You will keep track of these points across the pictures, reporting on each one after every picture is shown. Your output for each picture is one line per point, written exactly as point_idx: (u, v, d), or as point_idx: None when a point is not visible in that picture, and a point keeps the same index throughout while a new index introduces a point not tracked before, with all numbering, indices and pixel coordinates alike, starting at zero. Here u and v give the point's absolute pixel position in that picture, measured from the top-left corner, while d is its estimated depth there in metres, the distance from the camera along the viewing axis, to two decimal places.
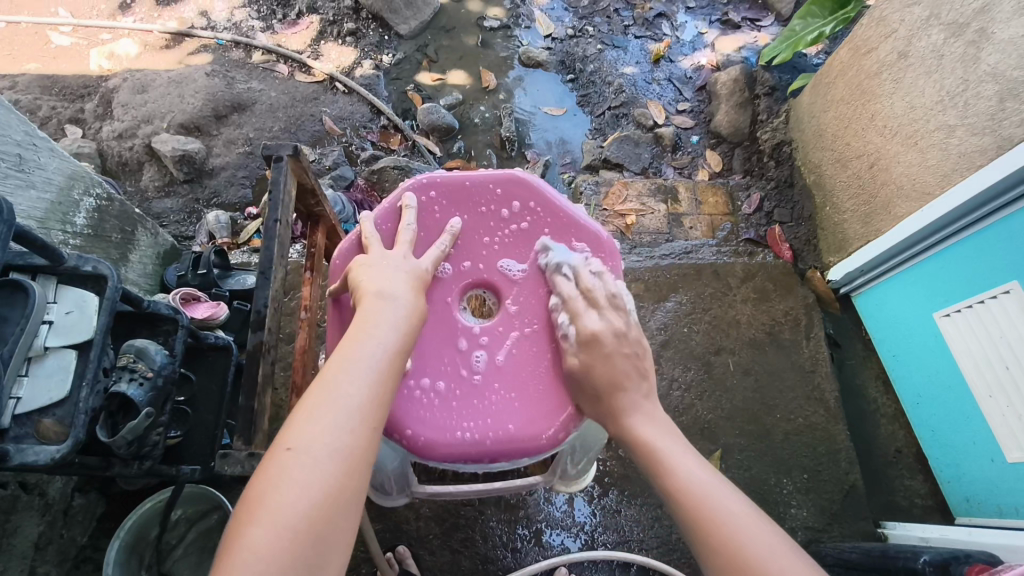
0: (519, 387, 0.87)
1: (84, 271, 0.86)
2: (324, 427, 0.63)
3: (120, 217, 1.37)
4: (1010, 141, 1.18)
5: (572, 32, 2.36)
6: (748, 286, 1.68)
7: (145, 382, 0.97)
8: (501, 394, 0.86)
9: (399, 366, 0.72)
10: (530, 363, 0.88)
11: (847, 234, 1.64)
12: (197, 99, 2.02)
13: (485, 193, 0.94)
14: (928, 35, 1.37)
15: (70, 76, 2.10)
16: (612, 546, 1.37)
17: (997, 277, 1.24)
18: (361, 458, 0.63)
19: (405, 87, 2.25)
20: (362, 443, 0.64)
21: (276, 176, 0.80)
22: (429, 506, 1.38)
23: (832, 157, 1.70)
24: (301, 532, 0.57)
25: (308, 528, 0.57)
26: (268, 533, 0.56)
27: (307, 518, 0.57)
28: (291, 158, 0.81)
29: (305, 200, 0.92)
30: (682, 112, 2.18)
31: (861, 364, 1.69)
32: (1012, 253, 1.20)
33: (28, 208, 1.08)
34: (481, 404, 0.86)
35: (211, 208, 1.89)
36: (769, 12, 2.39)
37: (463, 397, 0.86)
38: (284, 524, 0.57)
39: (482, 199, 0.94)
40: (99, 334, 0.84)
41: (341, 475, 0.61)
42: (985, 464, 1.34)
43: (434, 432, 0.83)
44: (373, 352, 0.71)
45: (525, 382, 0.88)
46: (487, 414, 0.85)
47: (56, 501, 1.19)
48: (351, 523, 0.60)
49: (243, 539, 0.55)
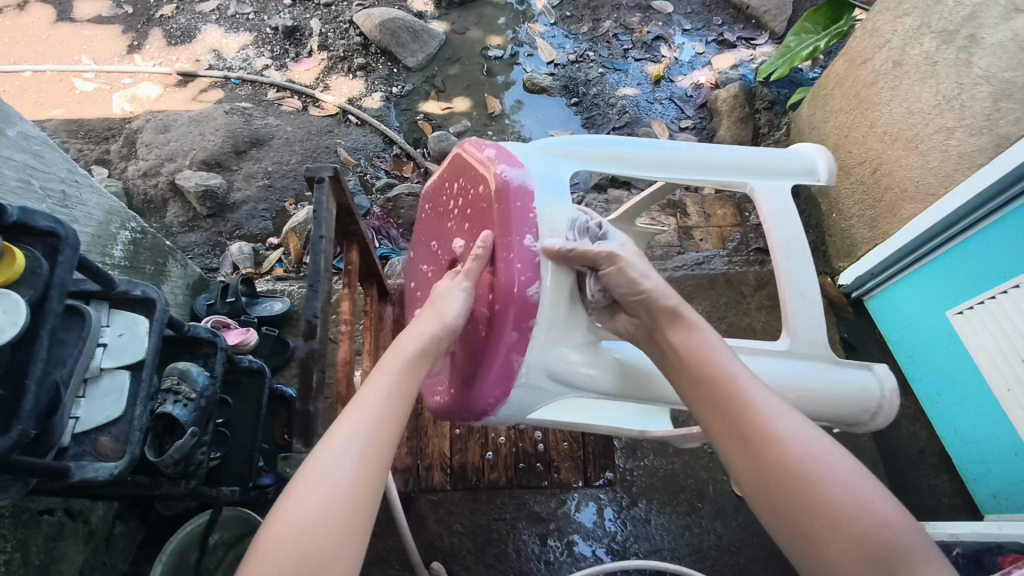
0: (469, 347, 0.93)
1: (135, 296, 0.90)
2: (352, 422, 0.70)
3: (153, 249, 1.42)
4: (1007, 139, 1.23)
5: (573, 57, 2.44)
6: (762, 294, 1.72)
7: (189, 403, 1.01)
8: (464, 356, 0.94)
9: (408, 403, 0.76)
10: (473, 322, 0.93)
11: (855, 238, 1.68)
12: (217, 136, 2.10)
13: (448, 184, 1.06)
14: (921, 43, 1.42)
15: (94, 119, 2.18)
16: (644, 555, 1.38)
17: (1011, 271, 1.26)
18: (362, 492, 0.66)
19: (415, 116, 2.32)
20: (379, 450, 0.70)
21: (320, 196, 0.85)
22: (462, 522, 1.40)
23: (835, 165, 1.75)
24: (318, 533, 0.62)
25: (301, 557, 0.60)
26: (264, 561, 0.59)
27: (337, 507, 0.64)
28: (331, 178, 0.86)
29: (342, 221, 0.96)
30: (686, 129, 2.24)
31: (877, 367, 1.71)
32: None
33: None
34: (455, 369, 0.96)
35: (234, 239, 1.95)
36: (762, 31, 2.46)
37: (449, 364, 0.98)
38: (281, 551, 0.60)
39: (448, 189, 1.06)
40: (150, 354, 0.88)
41: (365, 467, 0.67)
42: (1009, 458, 1.36)
43: (434, 399, 1.00)
44: (385, 384, 0.76)
45: (471, 341, 0.92)
46: (454, 377, 0.95)
47: (98, 528, 1.22)
48: (349, 555, 0.62)
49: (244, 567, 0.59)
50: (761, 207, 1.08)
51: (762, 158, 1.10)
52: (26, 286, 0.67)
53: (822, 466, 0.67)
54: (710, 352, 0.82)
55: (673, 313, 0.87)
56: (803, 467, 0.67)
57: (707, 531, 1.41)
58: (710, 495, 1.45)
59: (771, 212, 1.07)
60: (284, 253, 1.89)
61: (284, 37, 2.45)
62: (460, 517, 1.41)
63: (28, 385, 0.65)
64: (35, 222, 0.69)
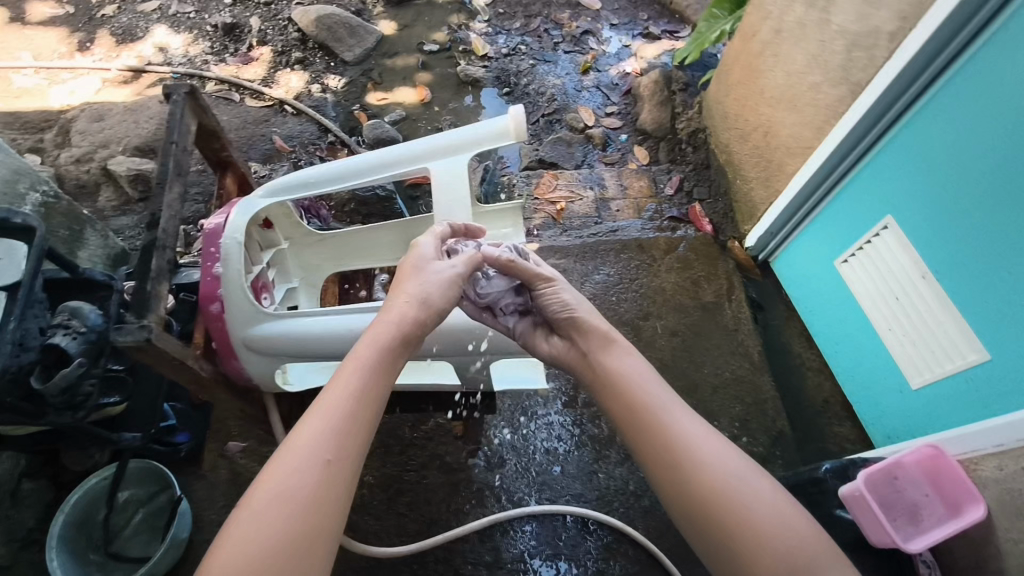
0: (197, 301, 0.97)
1: (14, 223, 0.94)
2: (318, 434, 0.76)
3: (68, 215, 1.46)
4: (860, 87, 1.31)
5: (506, 51, 2.53)
6: (671, 258, 1.79)
7: (78, 335, 1.05)
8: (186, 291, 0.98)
9: (377, 398, 0.83)
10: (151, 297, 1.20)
11: (754, 201, 1.76)
12: (152, 124, 2.15)
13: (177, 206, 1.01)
14: (792, 10, 1.49)
15: (31, 112, 2.20)
16: (549, 500, 1.46)
17: (887, 208, 1.34)
18: (336, 463, 0.76)
19: (351, 107, 2.39)
20: (356, 418, 0.80)
21: (174, 109, 1.04)
22: (374, 475, 1.48)
23: (737, 135, 1.82)
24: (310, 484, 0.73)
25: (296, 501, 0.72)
26: (250, 524, 0.70)
27: (306, 498, 0.72)
28: (187, 95, 1.05)
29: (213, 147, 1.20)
30: (611, 115, 2.33)
31: (785, 324, 1.78)
32: (896, 178, 1.30)
33: None
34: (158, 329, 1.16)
35: (165, 221, 2.00)
36: (686, 24, 2.57)
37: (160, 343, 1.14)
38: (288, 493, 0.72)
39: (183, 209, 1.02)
40: (27, 275, 0.92)
41: (342, 430, 0.78)
42: (908, 387, 1.41)
43: None
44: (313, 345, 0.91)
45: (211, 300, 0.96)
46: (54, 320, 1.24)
47: (3, 481, 1.28)
48: (337, 505, 0.74)
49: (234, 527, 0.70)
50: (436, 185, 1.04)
51: (444, 141, 1.04)
52: None
53: (755, 508, 0.76)
54: (645, 380, 0.90)
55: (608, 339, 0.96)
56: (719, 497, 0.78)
57: (613, 477, 1.49)
58: (617, 442, 1.54)
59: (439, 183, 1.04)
60: None
61: (224, 34, 2.50)
62: (372, 469, 1.48)
63: None
64: None
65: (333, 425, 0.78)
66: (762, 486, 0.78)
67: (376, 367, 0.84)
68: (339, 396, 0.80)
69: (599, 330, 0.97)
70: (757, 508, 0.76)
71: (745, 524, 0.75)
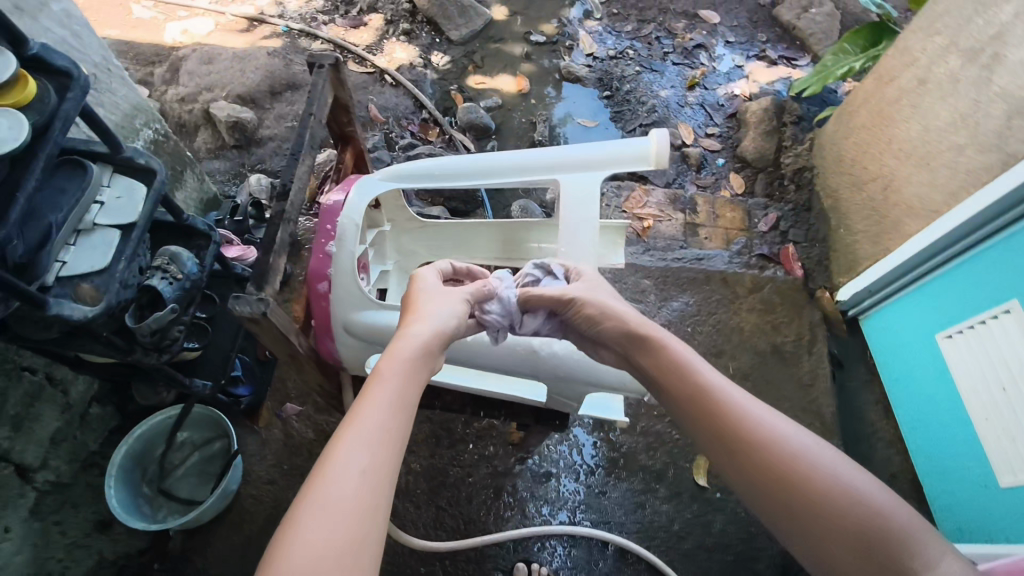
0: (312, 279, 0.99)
1: (137, 163, 0.95)
2: (354, 444, 0.71)
3: (173, 155, 1.48)
4: (1013, 157, 1.22)
5: (612, 53, 2.47)
6: (756, 297, 1.71)
7: (175, 282, 1.06)
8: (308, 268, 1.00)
9: (408, 412, 0.78)
10: None
11: (857, 254, 1.67)
12: (257, 75, 2.18)
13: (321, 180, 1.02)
14: (946, 62, 1.39)
15: (146, 44, 2.26)
16: (592, 524, 1.40)
17: (1011, 290, 1.22)
18: (378, 474, 0.70)
19: (449, 87, 2.37)
20: (393, 428, 0.74)
21: (319, 80, 1.03)
22: (421, 462, 1.44)
23: (849, 181, 1.73)
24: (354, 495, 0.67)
25: (341, 511, 0.65)
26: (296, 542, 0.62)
27: (349, 510, 0.66)
28: (331, 67, 1.05)
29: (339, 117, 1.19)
30: (711, 136, 2.25)
31: (863, 388, 1.68)
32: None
33: (104, 111, 1.23)
34: None
35: (254, 172, 2.02)
36: (805, 53, 2.45)
37: None
38: (330, 504, 0.65)
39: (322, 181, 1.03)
40: (143, 219, 0.93)
41: (381, 438, 0.72)
42: (996, 485, 1.29)
43: None
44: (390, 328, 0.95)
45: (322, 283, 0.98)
46: None
47: (76, 404, 1.31)
48: (380, 521, 0.67)
49: (280, 546, 0.62)
50: (564, 202, 1.05)
51: (578, 155, 1.04)
52: (34, 112, 0.72)
53: (819, 476, 0.72)
54: (699, 366, 0.87)
55: (641, 334, 0.92)
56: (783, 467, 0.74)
57: (660, 513, 1.43)
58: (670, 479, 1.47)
59: (568, 203, 1.05)
60: None
61: None
62: (419, 457, 1.44)
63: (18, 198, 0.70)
64: (51, 60, 0.75)
65: (371, 435, 0.72)
66: (827, 456, 0.74)
67: (405, 377, 0.80)
68: (374, 406, 0.75)
69: (633, 317, 0.94)
70: (822, 476, 0.72)
71: (811, 483, 0.72)
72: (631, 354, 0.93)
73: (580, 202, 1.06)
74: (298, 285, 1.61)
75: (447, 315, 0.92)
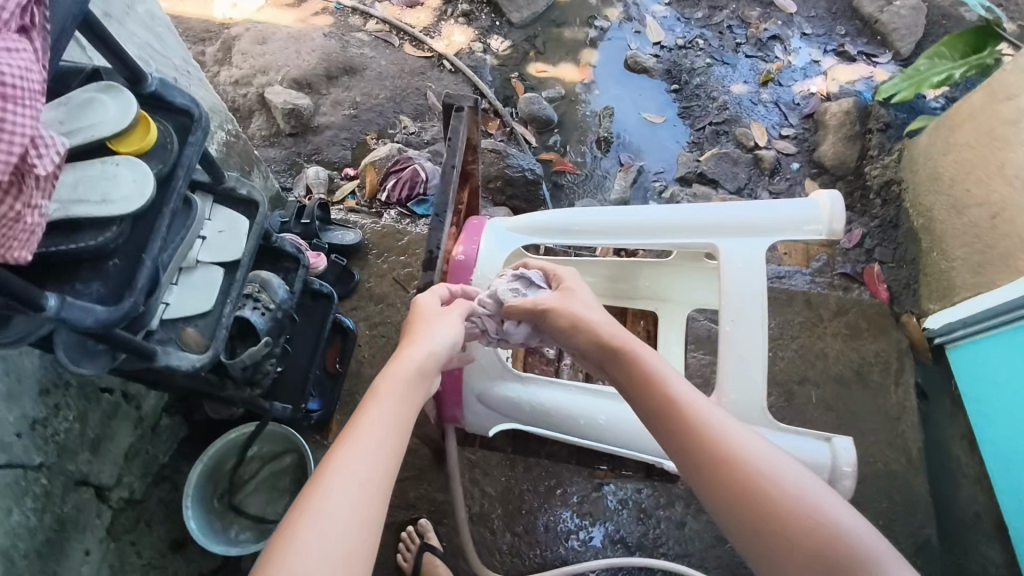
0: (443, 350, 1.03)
1: (240, 194, 0.88)
2: (328, 491, 0.62)
3: (243, 155, 1.39)
4: None
5: (681, 42, 2.34)
6: (840, 321, 1.64)
7: (267, 312, 1.00)
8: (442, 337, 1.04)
9: (389, 444, 0.69)
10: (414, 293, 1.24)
11: (954, 281, 1.57)
12: (312, 58, 2.08)
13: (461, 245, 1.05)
14: None
15: (195, 19, 2.15)
16: (673, 558, 1.34)
17: None
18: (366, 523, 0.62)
19: (509, 74, 2.26)
20: (380, 467, 0.66)
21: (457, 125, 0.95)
22: (495, 486, 1.39)
23: (947, 202, 1.62)
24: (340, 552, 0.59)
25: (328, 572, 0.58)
26: None
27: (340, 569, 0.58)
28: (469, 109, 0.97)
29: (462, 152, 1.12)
30: (786, 138, 2.14)
31: (947, 420, 1.61)
32: None
33: None
34: None
35: (311, 162, 1.94)
36: (887, 49, 2.30)
37: None
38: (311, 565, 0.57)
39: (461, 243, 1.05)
40: (246, 256, 0.86)
41: (363, 484, 0.64)
42: None
43: None
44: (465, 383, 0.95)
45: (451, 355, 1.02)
46: None
47: (148, 416, 1.23)
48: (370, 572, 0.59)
49: None
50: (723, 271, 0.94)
51: (743, 217, 0.94)
52: (155, 160, 0.65)
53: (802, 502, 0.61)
54: (676, 378, 0.75)
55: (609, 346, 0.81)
56: (760, 492, 0.62)
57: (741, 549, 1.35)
58: None
59: (727, 273, 0.94)
60: (359, 186, 1.87)
61: None
62: (493, 481, 1.39)
63: (145, 260, 0.64)
64: (172, 97, 0.68)
65: (353, 481, 0.64)
66: (803, 478, 0.63)
67: (388, 413, 0.72)
68: (359, 444, 0.67)
69: (602, 324, 0.83)
70: (806, 502, 0.61)
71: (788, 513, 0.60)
72: (605, 364, 0.82)
73: (743, 272, 0.94)
74: (366, 293, 1.55)
75: (448, 340, 0.84)
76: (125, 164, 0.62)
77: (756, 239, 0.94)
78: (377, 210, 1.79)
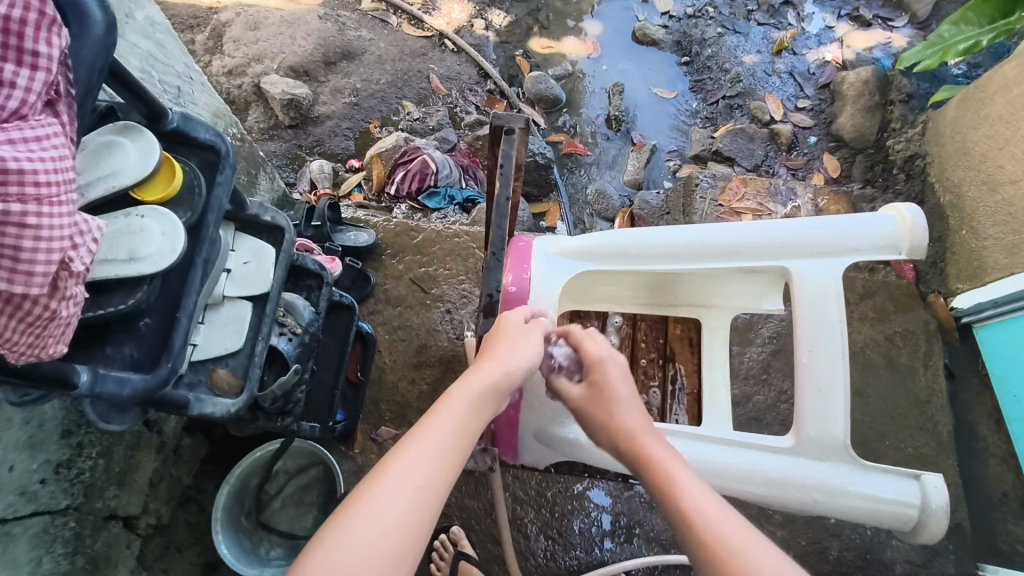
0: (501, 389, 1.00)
1: (263, 221, 0.83)
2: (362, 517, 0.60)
3: (249, 159, 1.32)
4: None
5: (690, 11, 2.24)
6: (867, 304, 1.61)
7: (294, 337, 0.95)
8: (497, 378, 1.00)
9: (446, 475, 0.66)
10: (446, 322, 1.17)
11: (986, 260, 1.53)
12: (308, 42, 1.98)
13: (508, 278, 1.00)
14: None
15: (181, 4, 2.04)
16: None
17: None
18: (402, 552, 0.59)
19: (513, 51, 2.16)
20: (429, 496, 0.64)
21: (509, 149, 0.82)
22: (525, 490, 1.37)
23: (977, 178, 1.57)
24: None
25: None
26: None
27: None
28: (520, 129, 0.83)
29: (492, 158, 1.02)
30: (802, 110, 2.07)
31: (973, 400, 1.58)
32: None
33: None
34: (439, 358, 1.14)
35: (314, 155, 1.86)
36: (903, 12, 2.21)
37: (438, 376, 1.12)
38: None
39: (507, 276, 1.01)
40: (275, 287, 0.81)
41: (410, 512, 0.62)
42: None
43: None
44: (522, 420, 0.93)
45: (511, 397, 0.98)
46: None
47: (169, 439, 1.18)
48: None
49: None
50: (798, 297, 0.95)
51: (814, 238, 0.94)
52: (184, 207, 0.60)
53: None
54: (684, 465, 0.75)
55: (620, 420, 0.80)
56: None
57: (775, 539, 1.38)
58: None
59: (802, 298, 0.94)
60: (366, 179, 1.80)
61: None
62: (524, 485, 1.37)
63: (181, 318, 0.60)
64: (195, 133, 0.62)
65: (389, 507, 0.61)
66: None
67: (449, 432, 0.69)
68: (409, 461, 0.65)
69: (617, 392, 0.83)
70: None
71: None
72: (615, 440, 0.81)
73: (817, 296, 0.94)
74: (383, 295, 1.50)
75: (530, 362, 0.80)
76: (152, 216, 0.57)
77: (827, 261, 0.94)
78: (387, 205, 1.73)
